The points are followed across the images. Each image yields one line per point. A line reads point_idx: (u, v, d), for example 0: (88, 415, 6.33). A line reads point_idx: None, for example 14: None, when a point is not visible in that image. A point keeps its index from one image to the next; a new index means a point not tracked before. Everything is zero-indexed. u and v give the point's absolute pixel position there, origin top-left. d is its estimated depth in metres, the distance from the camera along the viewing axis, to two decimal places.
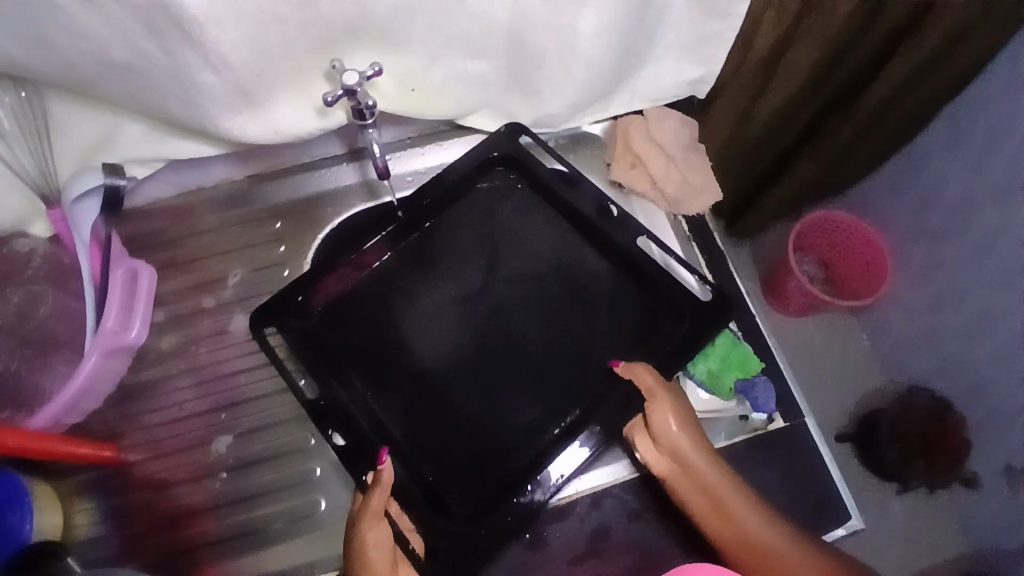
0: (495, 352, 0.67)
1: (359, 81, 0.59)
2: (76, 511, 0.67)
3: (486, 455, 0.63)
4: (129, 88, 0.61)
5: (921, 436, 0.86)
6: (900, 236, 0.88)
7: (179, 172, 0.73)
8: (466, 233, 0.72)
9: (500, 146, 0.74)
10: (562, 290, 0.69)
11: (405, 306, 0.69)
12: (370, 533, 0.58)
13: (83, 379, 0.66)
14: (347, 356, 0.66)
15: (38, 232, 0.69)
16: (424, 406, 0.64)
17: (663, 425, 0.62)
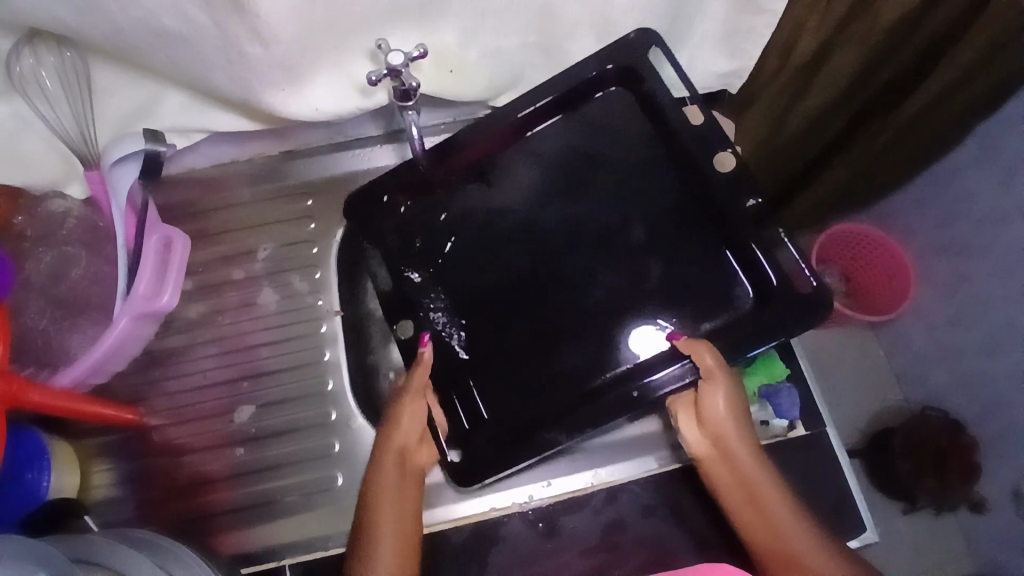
0: (566, 273, 0.69)
1: (403, 62, 0.58)
2: (95, 472, 0.68)
3: (538, 376, 0.67)
4: (174, 57, 0.61)
5: (934, 452, 0.85)
6: (924, 250, 0.87)
7: (217, 143, 0.73)
8: (558, 155, 0.72)
9: (622, 56, 0.69)
10: (640, 211, 0.70)
11: (484, 213, 0.71)
12: (409, 408, 0.64)
13: (112, 342, 0.66)
14: (424, 255, 0.70)
15: (74, 193, 0.70)
16: (485, 315, 0.69)
17: (713, 410, 0.62)
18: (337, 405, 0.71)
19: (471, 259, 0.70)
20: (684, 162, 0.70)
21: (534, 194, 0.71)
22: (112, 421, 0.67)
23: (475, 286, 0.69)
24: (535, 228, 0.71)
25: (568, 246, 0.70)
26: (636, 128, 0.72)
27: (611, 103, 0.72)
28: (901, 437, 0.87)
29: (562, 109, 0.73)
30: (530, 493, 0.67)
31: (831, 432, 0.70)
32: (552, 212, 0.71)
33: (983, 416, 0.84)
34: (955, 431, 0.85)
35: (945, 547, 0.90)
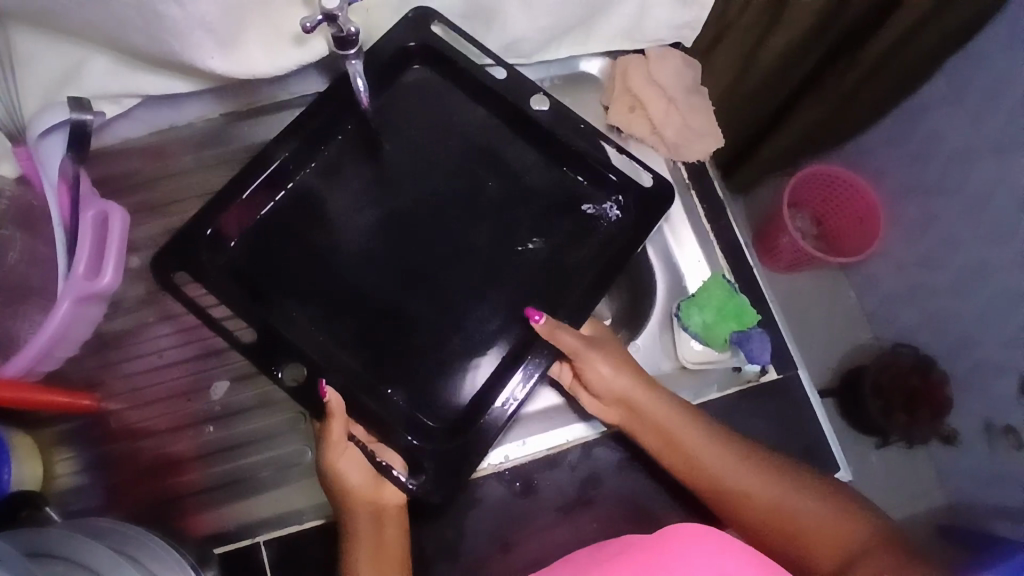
0: (433, 232, 0.66)
1: (340, 5, 0.54)
2: (57, 461, 0.66)
3: (423, 344, 0.63)
4: (90, 14, 0.56)
5: (905, 392, 0.88)
6: (893, 189, 0.87)
7: (151, 105, 0.69)
8: (385, 137, 0.69)
9: (416, 34, 0.68)
10: (494, 178, 0.68)
11: (322, 213, 0.66)
12: (341, 464, 0.59)
13: (57, 326, 0.62)
14: (271, 283, 0.63)
15: (5, 172, 0.63)
16: (362, 305, 0.63)
17: (595, 373, 0.62)
18: None
19: (326, 246, 0.65)
20: (548, 139, 0.68)
21: (382, 180, 0.67)
22: (68, 408, 0.65)
23: (350, 290, 0.64)
24: (404, 216, 0.66)
25: (432, 217, 0.66)
26: (453, 100, 0.70)
27: (423, 82, 0.70)
28: (871, 376, 0.89)
29: (377, 90, 0.69)
30: (506, 453, 0.65)
31: (803, 373, 0.71)
32: (408, 192, 0.67)
33: (953, 351, 0.86)
34: (927, 368, 0.87)
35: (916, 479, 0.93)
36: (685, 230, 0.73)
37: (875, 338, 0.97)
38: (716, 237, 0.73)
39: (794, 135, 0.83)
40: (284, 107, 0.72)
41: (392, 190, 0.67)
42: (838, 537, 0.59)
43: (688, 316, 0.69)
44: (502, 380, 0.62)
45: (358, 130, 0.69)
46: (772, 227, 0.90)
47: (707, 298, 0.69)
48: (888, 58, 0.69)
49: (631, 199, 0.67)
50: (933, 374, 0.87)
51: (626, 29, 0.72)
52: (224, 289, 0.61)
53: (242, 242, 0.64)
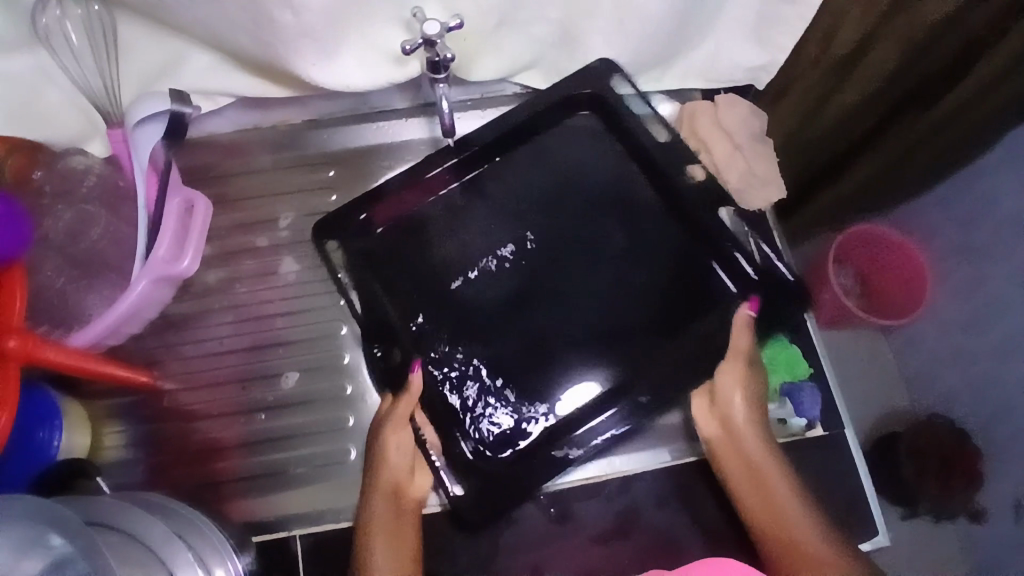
0: (563, 274, 0.67)
1: (440, 32, 0.56)
2: (105, 433, 0.68)
3: (523, 380, 0.64)
4: (200, 14, 0.58)
5: (938, 457, 0.87)
6: (942, 255, 0.87)
7: (243, 107, 0.72)
8: (525, 163, 0.71)
9: (595, 84, 0.71)
10: (623, 228, 0.69)
11: (462, 228, 0.69)
12: (394, 438, 0.61)
13: (130, 303, 0.64)
14: (404, 279, 0.67)
15: (94, 150, 0.67)
16: (476, 327, 0.65)
17: (728, 394, 0.62)
18: (352, 378, 0.70)
19: (456, 264, 0.68)
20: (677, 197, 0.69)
21: (506, 207, 0.70)
22: (125, 383, 0.67)
23: (475, 312, 0.66)
24: (524, 249, 0.68)
25: (561, 255, 0.68)
26: (609, 150, 0.72)
27: (582, 128, 0.72)
28: (907, 441, 0.88)
29: (539, 126, 0.72)
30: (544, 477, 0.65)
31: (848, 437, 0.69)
32: (525, 229, 0.69)
33: (995, 423, 0.85)
34: (962, 439, 0.87)
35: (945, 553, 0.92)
36: None
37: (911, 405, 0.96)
38: None
39: (852, 187, 0.83)
40: (362, 118, 0.75)
41: (529, 223, 0.69)
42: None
43: None
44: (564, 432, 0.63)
45: (508, 161, 0.71)
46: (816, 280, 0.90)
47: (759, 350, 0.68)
48: (955, 120, 0.67)
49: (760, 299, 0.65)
50: (968, 444, 0.86)
51: (704, 69, 0.74)
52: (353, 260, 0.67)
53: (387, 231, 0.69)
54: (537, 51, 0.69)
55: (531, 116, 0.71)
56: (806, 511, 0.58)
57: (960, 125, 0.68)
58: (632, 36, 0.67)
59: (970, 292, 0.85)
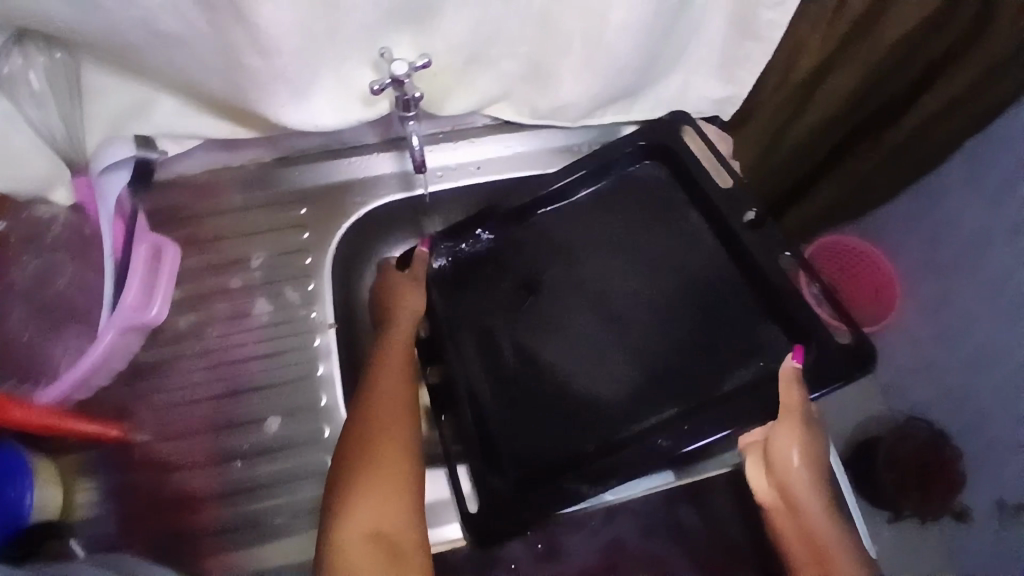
0: (625, 335, 0.66)
1: (409, 71, 0.56)
2: (76, 489, 0.65)
3: (570, 443, 0.63)
4: (171, 60, 0.56)
5: (918, 465, 0.91)
6: (909, 266, 0.95)
7: (212, 148, 0.72)
8: (591, 218, 0.72)
9: (650, 136, 0.73)
10: (678, 283, 0.68)
11: (525, 291, 0.69)
12: (407, 296, 0.69)
13: (99, 353, 0.62)
14: (466, 334, 0.69)
15: (60, 199, 0.64)
16: (529, 389, 0.65)
17: (784, 458, 0.60)
18: (330, 420, 0.69)
19: (513, 326, 0.68)
20: (734, 245, 0.67)
21: (562, 263, 0.70)
22: (94, 437, 0.65)
23: (529, 369, 0.66)
24: (585, 311, 0.68)
25: (621, 314, 0.67)
26: (671, 198, 0.72)
27: (645, 176, 0.73)
28: (885, 449, 0.92)
29: (594, 179, 0.73)
30: None
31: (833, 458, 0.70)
32: (585, 290, 0.69)
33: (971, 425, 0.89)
34: (940, 442, 0.91)
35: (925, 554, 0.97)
36: None
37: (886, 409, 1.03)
38: None
39: (823, 204, 0.89)
40: (332, 154, 0.75)
41: (586, 282, 0.69)
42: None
43: None
44: (578, 471, 0.61)
45: (566, 219, 0.72)
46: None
47: None
48: (910, 143, 0.76)
49: (805, 347, 0.61)
50: (945, 448, 0.90)
51: (671, 97, 0.74)
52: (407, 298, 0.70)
53: (445, 287, 0.71)
54: (505, 86, 0.70)
55: (585, 163, 0.72)
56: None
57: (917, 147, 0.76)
58: (602, 73, 0.68)
59: (941, 299, 0.91)
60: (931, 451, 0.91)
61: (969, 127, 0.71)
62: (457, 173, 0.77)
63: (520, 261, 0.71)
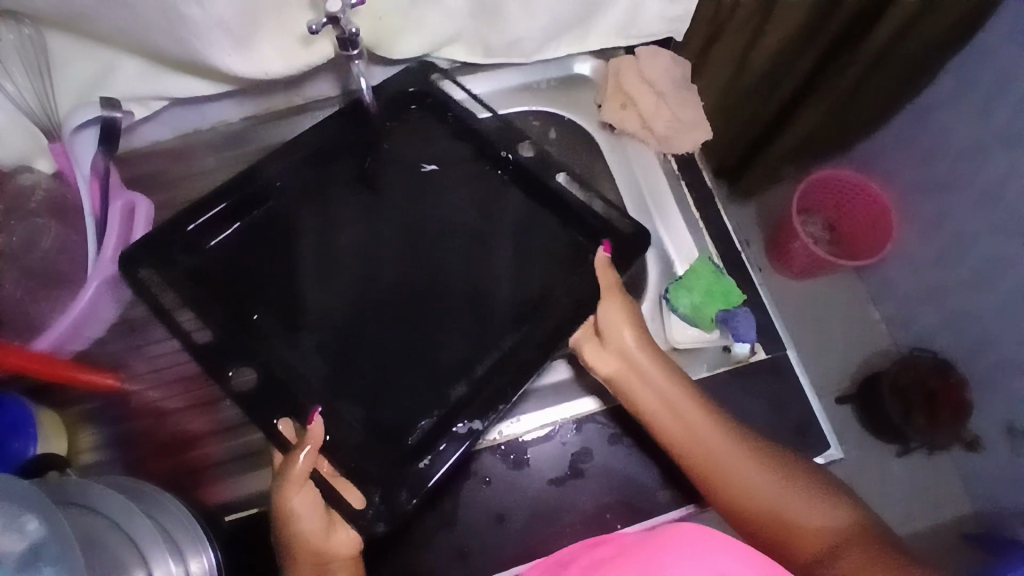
0: (415, 272, 0.67)
1: (342, 8, 0.58)
2: (80, 437, 0.70)
3: (418, 387, 0.63)
4: (121, 21, 0.60)
5: (925, 393, 1.05)
6: (904, 188, 1.05)
7: (176, 112, 0.74)
8: (340, 183, 0.70)
9: (419, 83, 0.73)
10: (478, 220, 0.70)
11: (316, 240, 0.68)
12: (297, 498, 0.58)
13: (86, 304, 0.67)
14: (260, 307, 0.65)
15: (43, 167, 0.68)
16: (346, 348, 0.64)
17: (617, 336, 0.64)
18: None
19: (308, 283, 0.66)
20: (540, 189, 0.70)
21: (378, 204, 0.70)
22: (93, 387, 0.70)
23: (340, 325, 0.65)
24: (369, 243, 0.68)
25: (416, 254, 0.68)
26: (461, 140, 0.73)
27: (435, 120, 0.74)
28: (891, 380, 1.06)
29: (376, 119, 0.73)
30: (501, 429, 0.67)
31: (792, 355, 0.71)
32: (380, 227, 0.69)
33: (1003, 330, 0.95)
34: (946, 369, 1.04)
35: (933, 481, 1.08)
36: (676, 218, 0.75)
37: (892, 341, 1.16)
38: (704, 225, 0.75)
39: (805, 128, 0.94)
40: (298, 109, 0.78)
41: (379, 219, 0.69)
42: (806, 525, 0.59)
43: (677, 298, 0.69)
44: (453, 415, 0.61)
45: (353, 159, 0.71)
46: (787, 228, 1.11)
47: (694, 281, 0.69)
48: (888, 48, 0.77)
49: (613, 240, 0.66)
50: (951, 376, 1.03)
51: (618, 27, 0.75)
52: (193, 331, 0.62)
53: (222, 252, 0.66)
54: (455, 25, 0.71)
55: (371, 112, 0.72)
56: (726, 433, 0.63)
57: (892, 55, 0.79)
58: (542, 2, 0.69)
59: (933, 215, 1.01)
60: (941, 381, 1.04)
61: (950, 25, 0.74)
62: None
63: (297, 235, 0.68)
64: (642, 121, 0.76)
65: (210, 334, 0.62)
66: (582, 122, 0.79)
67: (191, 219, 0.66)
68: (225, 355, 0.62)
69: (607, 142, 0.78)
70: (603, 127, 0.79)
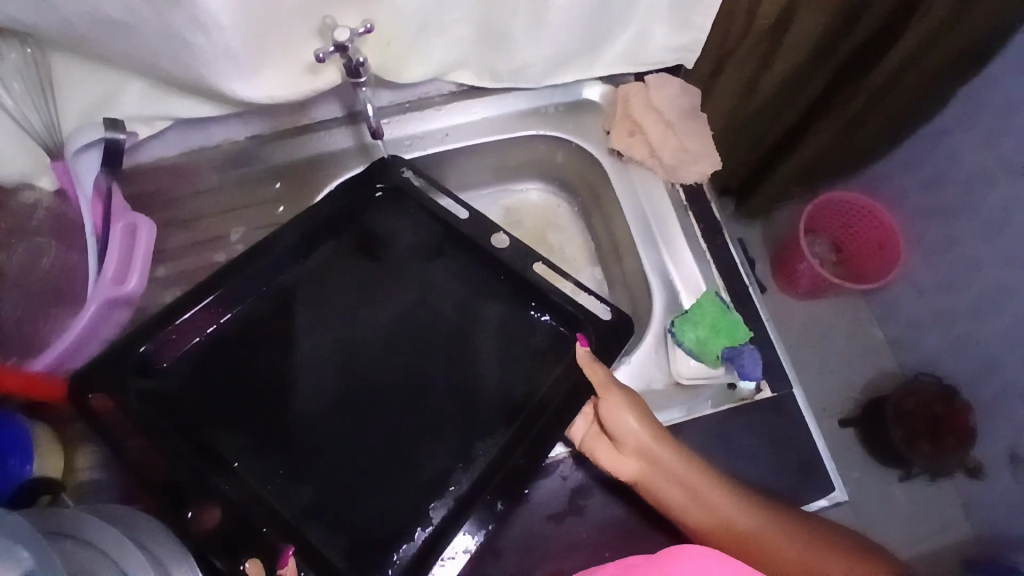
0: (381, 384, 0.68)
1: (350, 38, 0.59)
2: (78, 455, 0.69)
3: (392, 508, 0.63)
4: (125, 46, 0.59)
5: (928, 418, 1.09)
6: (912, 216, 1.08)
7: (181, 129, 0.73)
8: (306, 294, 0.71)
9: (384, 179, 0.76)
10: (446, 328, 0.71)
11: (284, 354, 0.68)
12: None
13: (86, 324, 0.66)
14: (223, 435, 0.63)
15: (44, 185, 0.67)
16: (315, 469, 0.64)
17: (624, 427, 0.65)
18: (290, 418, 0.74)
19: (273, 398, 0.66)
20: (518, 285, 0.72)
21: (350, 307, 0.71)
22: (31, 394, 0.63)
23: (307, 440, 0.65)
24: (340, 350, 0.69)
25: (384, 364, 0.69)
26: (438, 236, 0.75)
27: (410, 218, 0.76)
28: (892, 406, 1.12)
29: (350, 217, 0.75)
30: None
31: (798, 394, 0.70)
32: (351, 333, 0.70)
33: (1011, 360, 0.98)
34: (950, 394, 1.08)
35: (926, 502, 1.15)
36: (684, 251, 0.74)
37: (899, 366, 1.21)
38: (711, 256, 0.74)
39: (800, 161, 0.96)
40: (306, 129, 0.78)
41: (350, 323, 0.71)
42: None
43: (682, 332, 0.69)
44: (445, 532, 0.61)
45: (331, 256, 0.74)
46: (795, 253, 1.15)
47: (700, 314, 0.69)
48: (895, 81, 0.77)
49: (591, 334, 0.69)
50: (956, 401, 1.08)
51: (626, 54, 0.74)
52: (156, 464, 0.60)
53: (178, 371, 0.65)
54: (461, 52, 0.70)
55: (346, 210, 0.74)
56: (760, 514, 0.63)
57: (898, 86, 0.78)
58: (552, 34, 0.69)
59: (943, 245, 1.04)
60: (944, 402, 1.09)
61: (955, 65, 0.74)
62: (426, 141, 0.78)
63: (264, 351, 0.68)
64: (648, 151, 0.75)
65: (171, 473, 0.60)
66: (591, 149, 0.78)
67: (147, 338, 0.64)
68: (197, 487, 0.60)
69: (612, 168, 0.77)
70: (611, 153, 0.78)
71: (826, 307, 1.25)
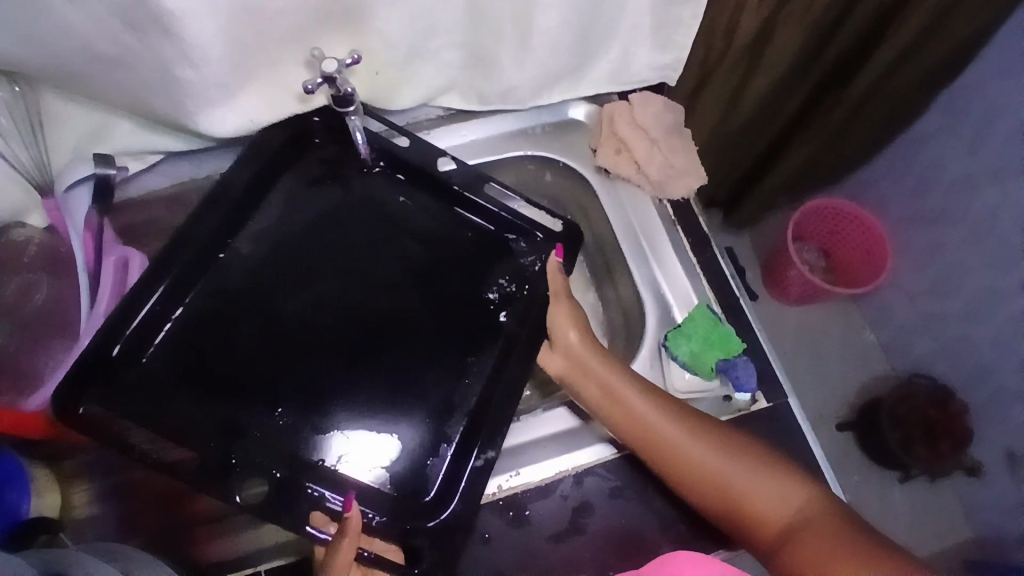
0: (362, 314, 0.67)
1: (337, 68, 0.59)
2: (74, 492, 0.68)
3: (418, 432, 0.64)
4: (114, 80, 0.60)
5: (922, 423, 1.10)
6: (898, 221, 1.09)
7: (173, 160, 0.73)
8: (279, 238, 0.69)
9: (324, 112, 0.70)
10: (425, 254, 0.70)
11: (265, 302, 0.66)
12: None
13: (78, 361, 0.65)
14: (225, 397, 0.62)
15: (35, 222, 0.69)
16: (322, 405, 0.63)
17: (564, 337, 0.70)
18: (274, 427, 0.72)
19: (258, 342, 0.65)
20: (491, 215, 0.72)
21: (326, 241, 0.69)
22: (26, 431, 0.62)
23: (307, 373, 0.64)
24: (316, 284, 0.67)
25: (363, 295, 0.68)
26: (406, 185, 0.73)
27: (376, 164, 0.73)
28: (887, 411, 1.12)
29: (307, 162, 0.72)
30: (499, 483, 0.66)
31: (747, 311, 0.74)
32: (329, 265, 0.69)
33: (1004, 359, 0.99)
34: (944, 398, 1.08)
35: (927, 505, 1.15)
36: (673, 262, 0.75)
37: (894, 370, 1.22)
38: (702, 269, 0.75)
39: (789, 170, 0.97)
40: None
41: (326, 257, 0.69)
42: (770, 514, 0.61)
43: (676, 346, 0.69)
44: (465, 453, 0.63)
45: (303, 197, 0.71)
46: (784, 259, 1.16)
47: (693, 328, 0.69)
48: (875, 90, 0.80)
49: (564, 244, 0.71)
50: (952, 406, 1.07)
51: (609, 74, 0.75)
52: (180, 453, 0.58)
53: (165, 355, 0.63)
54: (447, 77, 0.72)
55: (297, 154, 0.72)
56: (693, 434, 0.65)
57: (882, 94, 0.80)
58: (536, 57, 0.70)
59: (931, 248, 1.06)
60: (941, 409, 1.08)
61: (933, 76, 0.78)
62: None
63: (244, 304, 0.66)
64: (636, 167, 0.76)
65: (194, 453, 0.59)
66: (579, 167, 0.79)
67: (126, 334, 0.62)
68: (227, 464, 0.59)
69: (601, 186, 0.78)
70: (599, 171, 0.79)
71: (820, 313, 1.26)
